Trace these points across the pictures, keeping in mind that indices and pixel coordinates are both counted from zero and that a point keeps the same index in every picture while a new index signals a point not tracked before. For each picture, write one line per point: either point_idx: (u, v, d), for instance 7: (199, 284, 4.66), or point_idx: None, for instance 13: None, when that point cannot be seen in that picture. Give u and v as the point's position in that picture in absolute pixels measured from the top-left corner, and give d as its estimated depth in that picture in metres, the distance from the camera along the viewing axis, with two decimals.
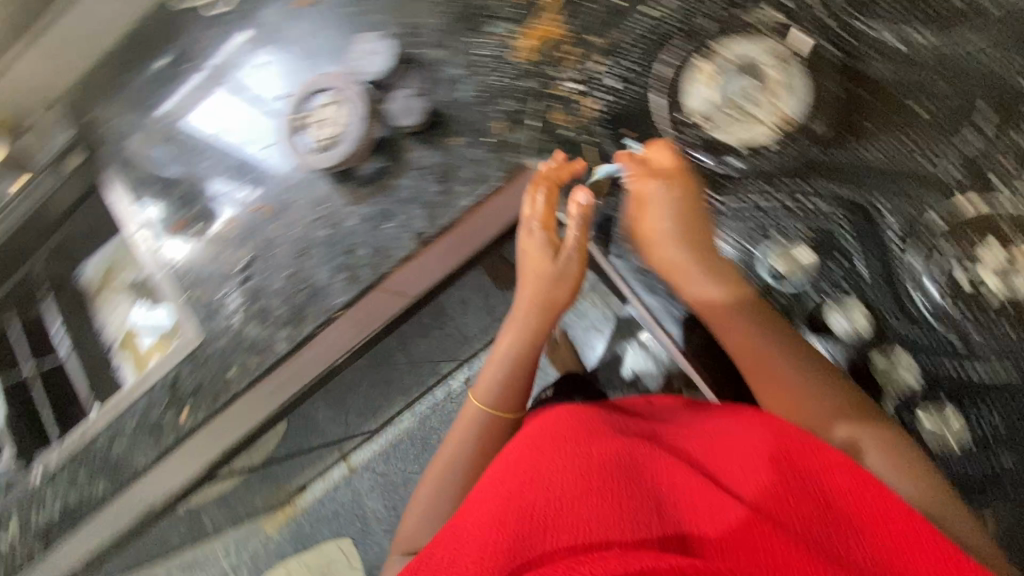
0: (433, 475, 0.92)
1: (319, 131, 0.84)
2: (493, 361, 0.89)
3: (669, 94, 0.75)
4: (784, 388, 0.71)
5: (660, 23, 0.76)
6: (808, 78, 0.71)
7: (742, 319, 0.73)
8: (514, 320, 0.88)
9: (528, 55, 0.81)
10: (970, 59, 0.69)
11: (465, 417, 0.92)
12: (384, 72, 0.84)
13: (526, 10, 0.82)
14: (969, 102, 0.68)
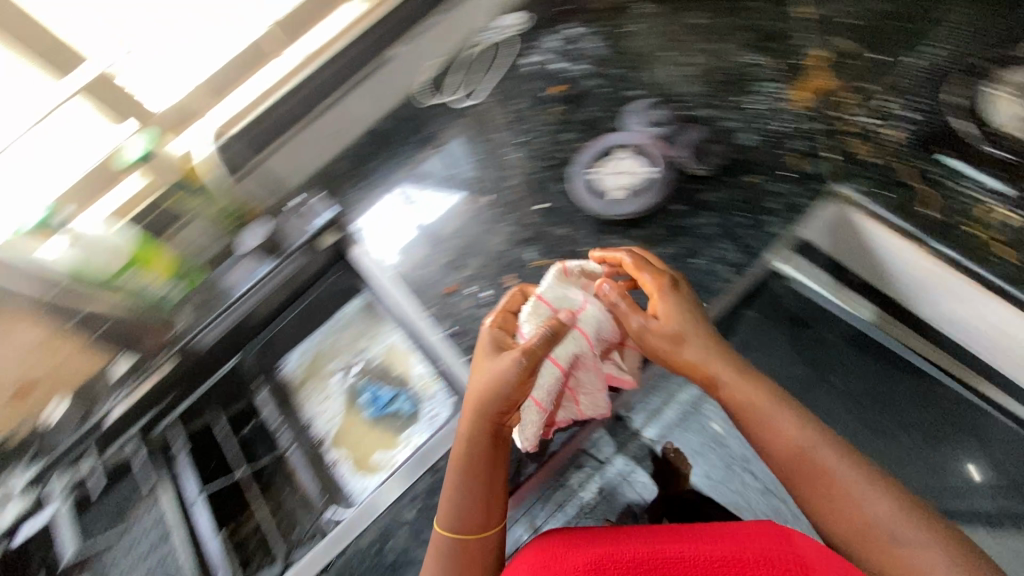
0: (464, 466, 0.67)
1: (590, 186, 0.89)
2: (495, 372, 0.67)
3: (707, 169, 0.86)
4: (909, 559, 0.54)
5: (964, 61, 0.83)
6: (821, 124, 0.86)
7: (807, 471, 0.61)
8: (478, 384, 0.67)
9: (782, 124, 0.88)
10: (757, 112, 0.90)
11: (471, 404, 0.68)
12: (637, 140, 0.89)
13: (722, 71, 0.96)
14: (763, 133, 0.88)
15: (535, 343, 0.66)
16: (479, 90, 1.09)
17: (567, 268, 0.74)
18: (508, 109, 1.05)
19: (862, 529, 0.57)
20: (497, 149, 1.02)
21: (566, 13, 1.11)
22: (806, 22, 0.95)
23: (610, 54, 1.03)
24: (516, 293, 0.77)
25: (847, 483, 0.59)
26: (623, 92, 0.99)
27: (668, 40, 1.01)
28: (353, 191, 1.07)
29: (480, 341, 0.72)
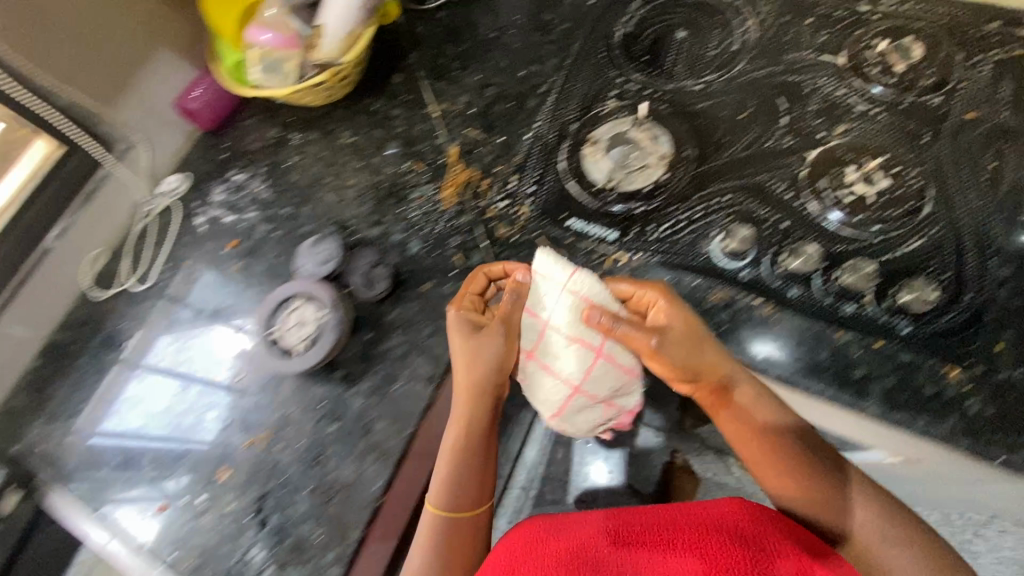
0: (455, 450, 0.77)
1: (271, 343, 0.85)
2: (484, 349, 0.75)
3: (380, 291, 0.87)
4: (806, 484, 0.69)
5: (561, 130, 0.94)
6: (469, 214, 0.92)
7: (772, 432, 0.71)
8: (463, 375, 0.77)
9: (438, 223, 0.93)
10: (415, 218, 0.94)
11: (466, 386, 0.77)
12: (298, 284, 0.85)
13: (378, 183, 0.99)
14: (425, 236, 0.92)
15: (507, 312, 0.75)
16: (150, 270, 1.02)
17: (489, 272, 0.79)
18: (188, 281, 0.99)
19: (762, 471, 0.72)
20: (187, 326, 0.95)
21: (229, 162, 1.08)
22: (440, 120, 1.02)
23: (276, 195, 1.02)
24: (478, 274, 0.79)
25: (767, 445, 0.71)
26: (297, 231, 0.98)
27: (328, 166, 1.03)
28: (36, 428, 0.93)
29: (452, 327, 0.77)
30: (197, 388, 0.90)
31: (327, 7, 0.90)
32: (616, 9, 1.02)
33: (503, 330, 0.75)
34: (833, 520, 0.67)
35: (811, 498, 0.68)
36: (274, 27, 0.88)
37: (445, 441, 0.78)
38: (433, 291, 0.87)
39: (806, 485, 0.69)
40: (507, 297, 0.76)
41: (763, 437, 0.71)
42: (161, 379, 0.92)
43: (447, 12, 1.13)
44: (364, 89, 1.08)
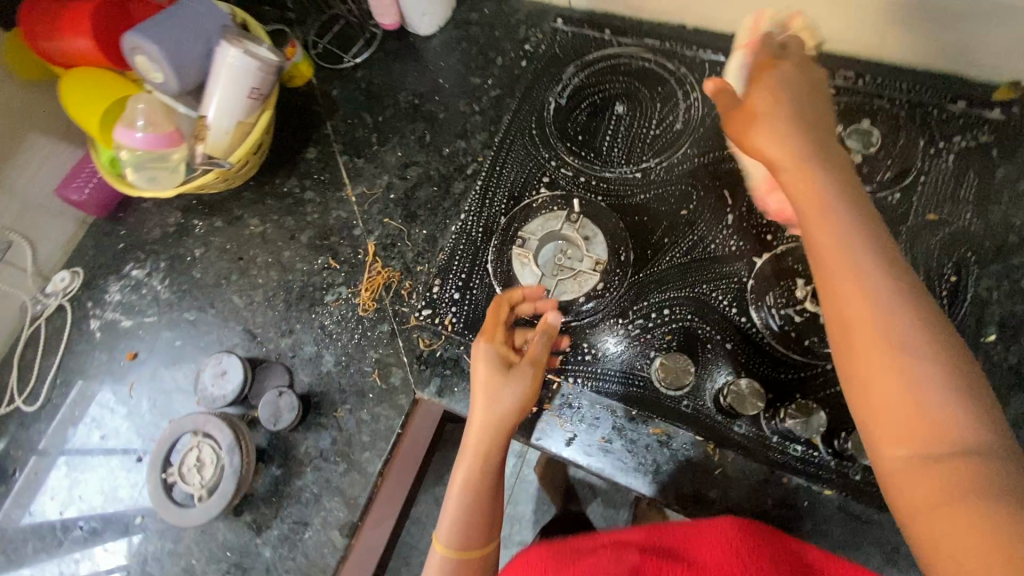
0: (478, 473, 0.68)
1: (167, 488, 0.76)
2: (507, 392, 0.69)
3: (286, 424, 0.78)
4: (896, 349, 0.43)
5: (487, 225, 0.84)
6: (388, 322, 0.83)
7: (856, 203, 0.50)
8: (491, 400, 0.69)
9: (352, 333, 0.83)
10: (329, 325, 0.85)
11: (488, 421, 0.68)
12: (197, 419, 0.77)
13: (288, 282, 0.88)
14: (339, 349, 0.83)
15: (539, 354, 0.70)
16: (38, 389, 0.91)
17: (513, 300, 0.74)
18: (80, 399, 0.89)
19: (855, 329, 0.45)
20: (79, 454, 0.85)
21: (125, 254, 0.97)
22: (357, 207, 0.91)
23: (177, 295, 0.92)
24: (502, 304, 0.73)
25: (860, 268, 0.46)
26: (201, 341, 0.88)
27: (234, 261, 0.92)
28: None
29: (482, 358, 0.71)
30: (137, 459, 0.83)
31: (211, 96, 0.77)
32: (549, 76, 0.91)
33: (532, 371, 0.69)
34: (943, 395, 0.41)
35: (908, 381, 0.42)
36: (146, 125, 0.75)
37: (456, 477, 0.69)
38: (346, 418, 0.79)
39: (891, 316, 0.44)
40: (537, 338, 0.71)
41: (829, 199, 0.50)
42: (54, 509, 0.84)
43: (365, 71, 1.01)
44: (274, 168, 0.96)
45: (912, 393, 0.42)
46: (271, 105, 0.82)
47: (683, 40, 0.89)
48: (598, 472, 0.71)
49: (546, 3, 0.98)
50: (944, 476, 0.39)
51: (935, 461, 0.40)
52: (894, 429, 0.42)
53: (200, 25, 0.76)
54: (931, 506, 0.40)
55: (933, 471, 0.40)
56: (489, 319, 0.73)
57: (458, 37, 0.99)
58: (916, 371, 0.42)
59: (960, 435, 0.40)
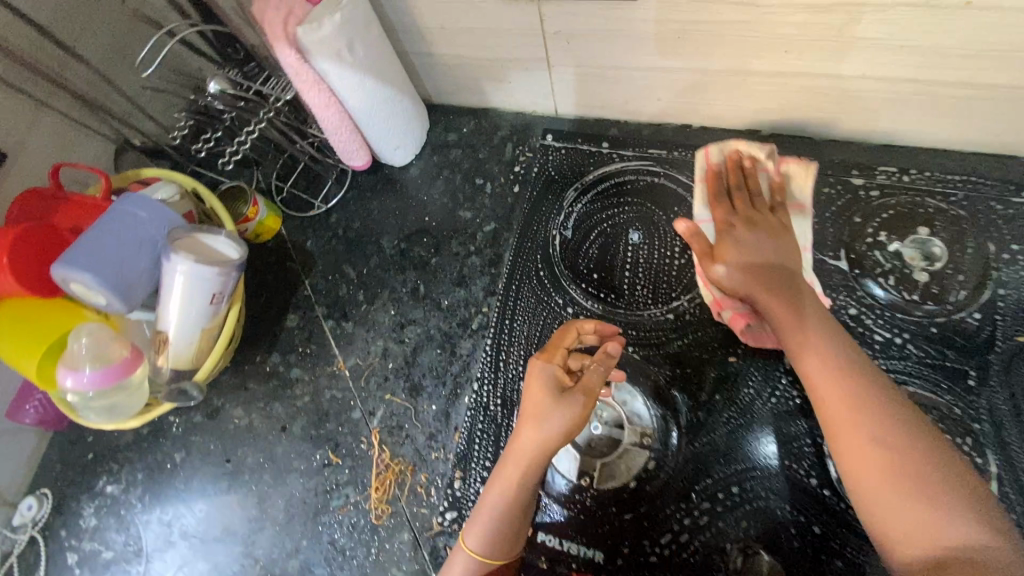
0: (516, 490, 0.60)
1: None
2: (556, 415, 0.60)
3: None
4: (883, 446, 0.50)
5: (506, 396, 0.73)
6: (409, 527, 0.71)
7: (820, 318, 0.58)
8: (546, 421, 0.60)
9: (370, 545, 0.71)
10: (340, 537, 0.73)
11: (536, 443, 0.59)
12: None
13: (287, 484, 0.77)
14: (356, 567, 0.71)
15: (596, 385, 0.61)
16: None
17: (582, 329, 0.66)
18: None
19: (844, 432, 0.52)
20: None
21: (96, 467, 0.85)
22: (352, 383, 0.80)
23: (162, 512, 0.80)
24: (570, 329, 0.65)
25: (835, 373, 0.54)
26: (194, 570, 0.76)
27: (221, 465, 0.80)
28: None
29: (539, 376, 0.62)
30: None
31: (167, 308, 0.66)
32: (548, 204, 0.81)
33: (585, 402, 0.60)
34: (930, 482, 0.48)
35: (897, 466, 0.49)
36: (93, 362, 0.64)
37: (496, 489, 0.61)
38: None
39: (877, 422, 0.51)
40: (594, 366, 0.62)
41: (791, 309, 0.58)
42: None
43: (340, 214, 0.90)
44: (252, 344, 0.85)
45: (902, 489, 0.48)
46: (238, 295, 0.72)
47: (692, 146, 0.79)
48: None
49: (531, 114, 0.88)
50: (912, 490, 0.48)
51: (924, 540, 0.46)
52: (889, 504, 0.48)
53: (141, 230, 0.65)
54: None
55: (923, 546, 0.46)
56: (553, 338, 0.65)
57: (438, 164, 0.89)
58: (900, 458, 0.49)
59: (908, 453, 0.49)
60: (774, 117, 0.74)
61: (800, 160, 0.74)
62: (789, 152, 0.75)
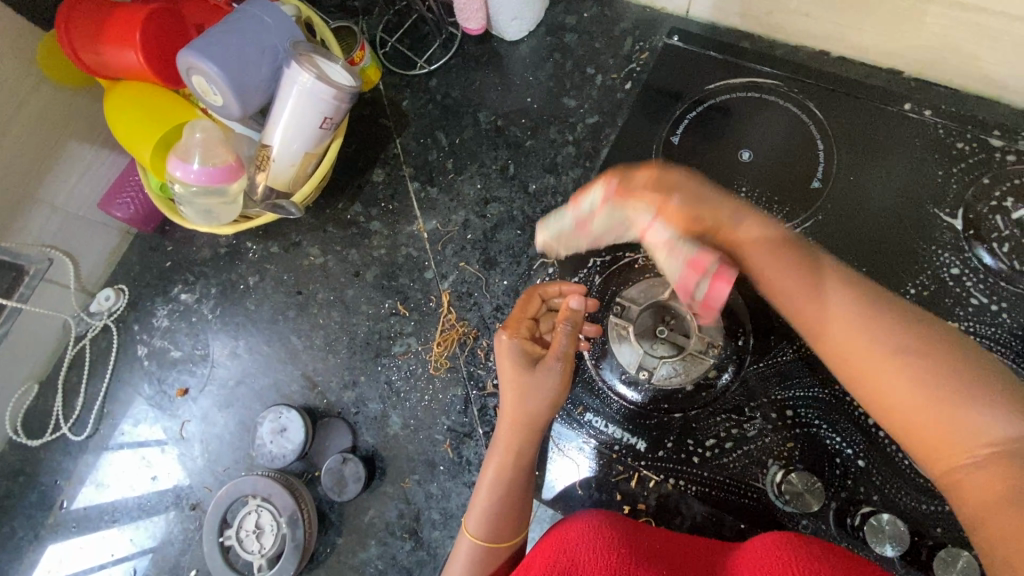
0: (509, 463, 0.64)
1: (220, 549, 0.71)
2: (533, 385, 0.64)
3: (350, 491, 0.71)
4: (908, 382, 0.44)
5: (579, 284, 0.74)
6: (463, 384, 0.75)
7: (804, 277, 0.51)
8: (523, 395, 0.64)
9: (424, 393, 0.75)
10: (396, 380, 0.77)
11: (518, 415, 0.64)
12: (253, 477, 0.72)
13: (353, 324, 0.80)
14: (407, 408, 0.75)
15: (566, 345, 0.63)
16: (85, 417, 0.86)
17: (547, 294, 0.69)
18: (127, 432, 0.85)
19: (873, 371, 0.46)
20: (131, 498, 0.82)
21: (173, 274, 0.89)
22: (429, 245, 0.81)
23: (230, 326, 0.85)
24: (534, 296, 0.69)
25: (868, 343, 0.46)
26: (256, 383, 0.82)
27: (292, 295, 0.84)
28: None
29: (507, 351, 0.65)
30: (179, 495, 0.81)
31: (275, 124, 0.67)
32: (658, 107, 0.79)
33: (562, 367, 0.63)
34: (963, 400, 0.42)
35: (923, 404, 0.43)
36: (202, 158, 0.65)
37: (490, 463, 0.65)
38: (415, 488, 0.73)
39: (885, 350, 0.45)
40: (562, 329, 0.64)
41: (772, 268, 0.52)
42: (102, 548, 0.82)
43: (441, 79, 0.88)
44: (336, 189, 0.86)
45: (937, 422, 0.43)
46: (341, 129, 0.72)
47: (828, 72, 0.75)
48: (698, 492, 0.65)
49: (659, 10, 0.83)
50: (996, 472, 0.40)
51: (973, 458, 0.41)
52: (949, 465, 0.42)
53: (265, 40, 0.64)
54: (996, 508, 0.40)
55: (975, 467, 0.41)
56: (516, 311, 0.68)
57: (550, 45, 0.86)
58: (922, 392, 0.43)
59: (962, 421, 0.42)
60: (924, 58, 0.70)
61: (940, 109, 0.70)
62: (929, 100, 0.71)
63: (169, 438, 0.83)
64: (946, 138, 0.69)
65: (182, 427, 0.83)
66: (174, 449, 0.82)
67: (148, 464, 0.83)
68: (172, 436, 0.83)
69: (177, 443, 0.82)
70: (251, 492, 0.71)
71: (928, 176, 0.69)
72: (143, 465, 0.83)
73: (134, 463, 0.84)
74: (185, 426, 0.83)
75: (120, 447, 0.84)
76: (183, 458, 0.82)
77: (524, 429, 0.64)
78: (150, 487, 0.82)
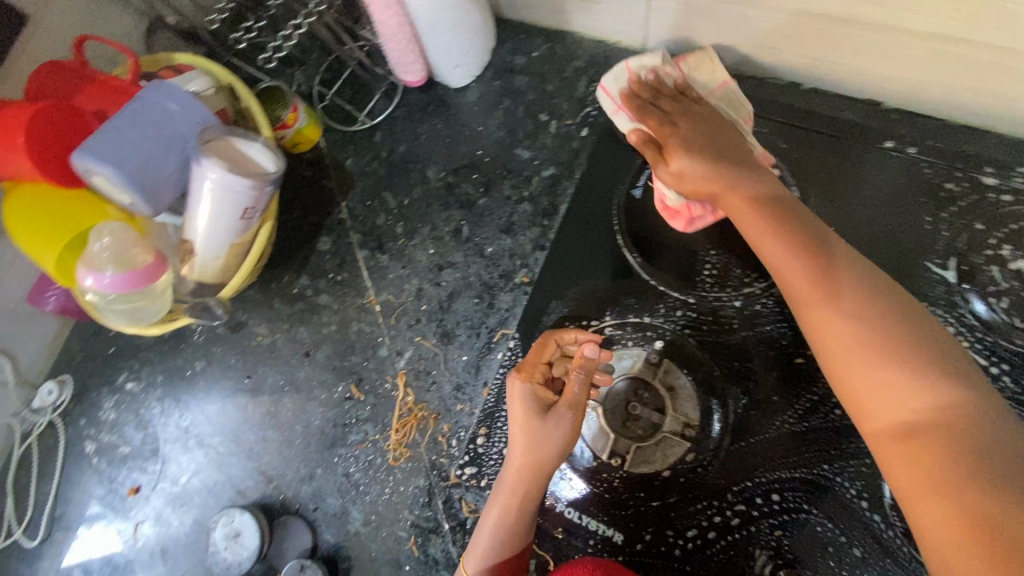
0: (511, 519, 0.59)
1: None
2: (548, 434, 0.59)
3: None
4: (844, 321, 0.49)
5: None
6: (425, 474, 0.69)
7: (788, 206, 0.56)
8: (533, 441, 0.59)
9: (384, 486, 0.70)
10: (354, 471, 0.71)
11: (527, 466, 0.59)
12: None
13: (306, 411, 0.75)
14: (367, 501, 0.70)
15: (578, 395, 0.59)
16: (36, 521, 0.81)
17: (562, 340, 0.63)
18: (79, 536, 0.80)
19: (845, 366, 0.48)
20: None
21: (117, 362, 0.84)
22: (381, 319, 0.76)
23: (178, 418, 0.79)
24: (549, 342, 0.63)
25: (839, 318, 0.49)
26: (209, 478, 0.76)
27: (241, 380, 0.78)
28: None
29: (519, 399, 0.61)
30: None
31: (193, 215, 0.61)
32: (619, 154, 0.72)
33: (573, 417, 0.59)
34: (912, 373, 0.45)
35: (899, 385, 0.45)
36: (116, 264, 0.59)
37: (492, 512, 0.60)
38: None
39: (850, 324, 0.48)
40: (574, 375, 0.59)
41: (774, 234, 0.54)
42: None
43: (384, 133, 0.82)
44: (280, 262, 0.80)
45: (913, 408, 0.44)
46: (271, 211, 0.66)
47: (798, 108, 0.68)
48: None
49: (613, 46, 0.76)
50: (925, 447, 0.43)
51: (920, 435, 0.44)
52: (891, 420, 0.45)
53: (169, 128, 0.59)
54: (925, 487, 0.42)
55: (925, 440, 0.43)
56: (530, 356, 0.63)
57: (499, 90, 0.79)
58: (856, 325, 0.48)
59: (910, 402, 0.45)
60: (905, 90, 0.63)
61: (925, 145, 0.64)
62: (913, 134, 0.65)
63: (123, 541, 0.78)
64: (932, 178, 0.63)
65: (136, 529, 0.78)
66: (129, 553, 0.78)
67: (103, 570, 0.78)
68: (126, 539, 0.78)
69: (132, 546, 0.78)
70: None
71: (915, 221, 0.63)
72: (98, 571, 0.78)
73: (88, 570, 0.79)
74: (139, 528, 0.78)
75: (75, 551, 0.79)
76: (139, 561, 0.77)
77: (535, 478, 0.59)
78: None
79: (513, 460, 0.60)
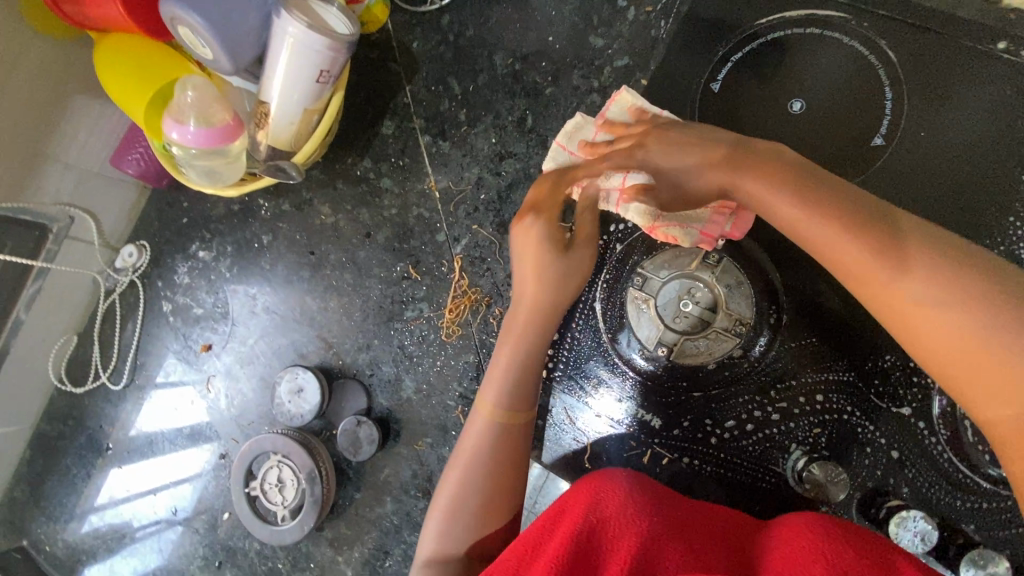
0: (520, 362, 0.60)
1: (244, 497, 0.75)
2: (561, 268, 0.59)
3: (365, 453, 0.73)
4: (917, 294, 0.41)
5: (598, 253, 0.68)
6: (475, 351, 0.73)
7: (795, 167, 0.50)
8: (539, 291, 0.58)
9: (436, 360, 0.75)
10: (409, 345, 0.76)
11: (541, 302, 0.59)
12: (273, 435, 0.74)
13: (366, 287, 0.79)
14: (419, 371, 0.75)
15: (592, 231, 0.60)
16: (121, 368, 0.90)
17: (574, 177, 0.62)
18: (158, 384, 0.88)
19: (908, 322, 0.41)
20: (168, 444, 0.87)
21: (190, 231, 0.89)
22: (441, 206, 0.77)
23: (246, 286, 0.85)
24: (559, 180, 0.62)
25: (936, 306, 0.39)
26: (274, 342, 0.83)
27: (305, 255, 0.82)
28: (32, 522, 0.92)
29: (533, 237, 0.59)
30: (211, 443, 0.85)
31: (270, 77, 0.63)
32: (698, 46, 0.69)
33: (590, 252, 0.60)
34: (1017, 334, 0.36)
35: (961, 324, 0.38)
36: (197, 118, 0.61)
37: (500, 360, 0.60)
38: (428, 451, 0.74)
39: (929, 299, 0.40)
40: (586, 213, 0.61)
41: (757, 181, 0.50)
42: (145, 488, 0.88)
43: (453, 16, 0.79)
44: (344, 143, 0.82)
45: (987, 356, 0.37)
46: (343, 82, 0.67)
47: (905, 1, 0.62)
48: (715, 475, 0.63)
49: None
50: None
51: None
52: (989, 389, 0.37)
53: None
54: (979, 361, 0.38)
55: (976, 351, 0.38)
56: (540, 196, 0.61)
57: None
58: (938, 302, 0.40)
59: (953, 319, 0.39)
60: None
61: None
62: None
63: (196, 391, 0.86)
64: None
65: (209, 382, 0.86)
66: (202, 401, 0.86)
67: (179, 414, 0.87)
68: (200, 389, 0.86)
69: (206, 396, 0.86)
70: (271, 449, 0.74)
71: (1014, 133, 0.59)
72: (175, 415, 0.87)
73: (166, 413, 0.88)
74: (211, 381, 0.86)
75: (156, 397, 0.88)
76: (212, 409, 0.85)
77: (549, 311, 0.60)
78: (182, 435, 0.87)
79: (521, 297, 0.60)
